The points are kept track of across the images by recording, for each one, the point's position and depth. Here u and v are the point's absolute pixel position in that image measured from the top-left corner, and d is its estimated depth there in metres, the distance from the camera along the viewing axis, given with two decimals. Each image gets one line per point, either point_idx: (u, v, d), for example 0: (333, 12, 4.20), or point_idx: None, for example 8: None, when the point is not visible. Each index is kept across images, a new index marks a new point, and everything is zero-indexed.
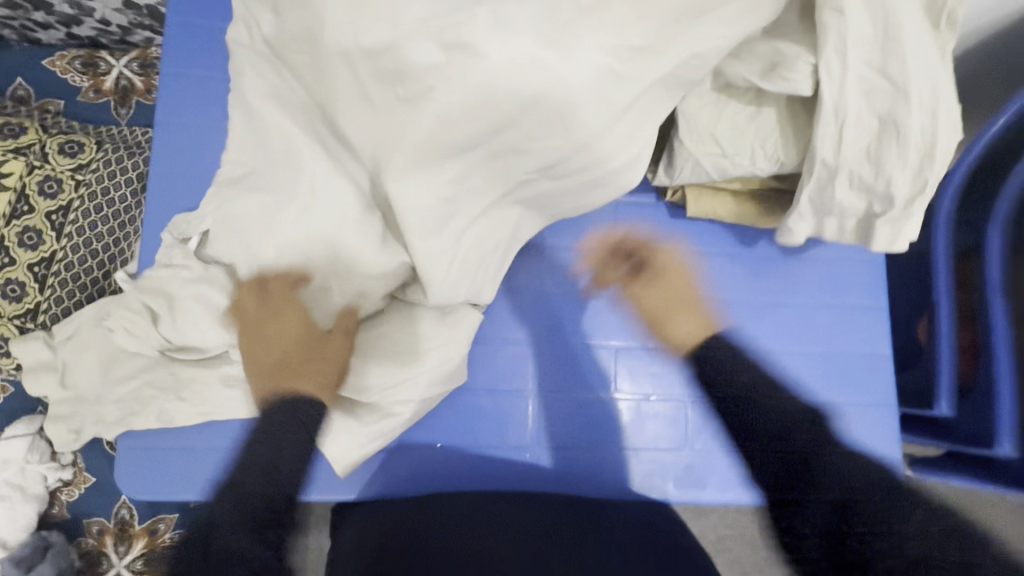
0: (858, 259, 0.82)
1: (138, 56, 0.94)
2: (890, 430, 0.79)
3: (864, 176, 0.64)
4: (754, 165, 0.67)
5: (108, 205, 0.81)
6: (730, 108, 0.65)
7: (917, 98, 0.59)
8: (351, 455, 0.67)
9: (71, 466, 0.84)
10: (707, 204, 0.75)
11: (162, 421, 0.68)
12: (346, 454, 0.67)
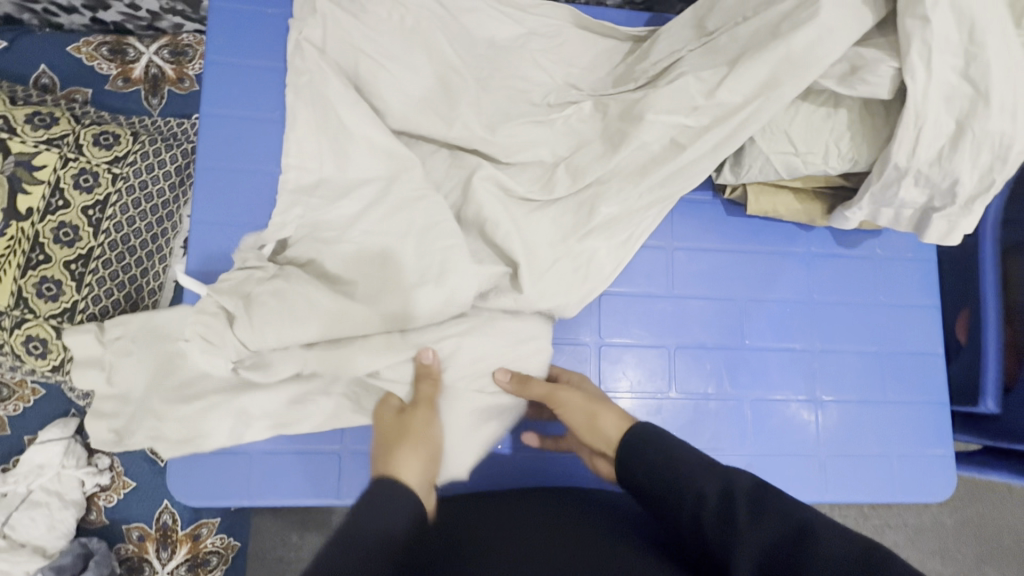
0: (908, 255, 0.83)
1: (168, 43, 0.89)
2: (941, 427, 0.79)
3: (932, 177, 0.61)
4: (826, 164, 0.64)
5: (147, 200, 0.79)
6: (806, 108, 0.64)
7: (999, 103, 0.56)
8: None
9: (108, 470, 0.81)
10: (767, 201, 0.74)
11: (229, 433, 0.65)
12: None
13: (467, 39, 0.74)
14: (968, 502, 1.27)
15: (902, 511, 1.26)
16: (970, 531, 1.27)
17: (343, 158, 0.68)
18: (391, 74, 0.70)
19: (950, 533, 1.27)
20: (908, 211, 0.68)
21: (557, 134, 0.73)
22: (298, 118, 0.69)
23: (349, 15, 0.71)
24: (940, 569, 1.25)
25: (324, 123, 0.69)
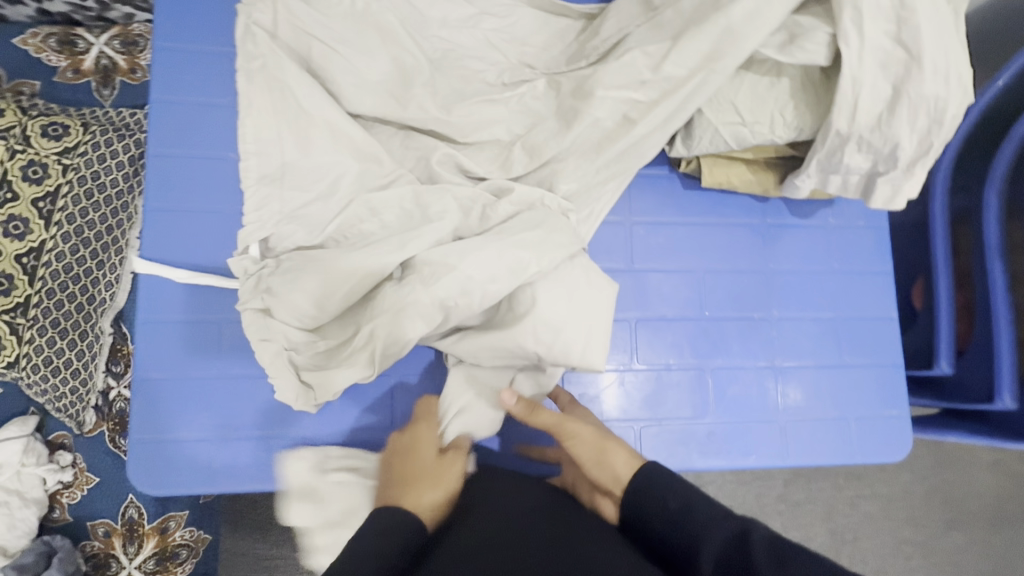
0: (861, 224, 0.85)
1: (118, 33, 0.88)
2: (896, 389, 0.82)
3: (874, 142, 0.63)
4: (773, 133, 0.66)
5: (100, 192, 0.77)
6: (750, 78, 0.65)
7: (932, 66, 0.57)
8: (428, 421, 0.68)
9: (71, 467, 0.80)
10: (721, 173, 0.76)
11: None
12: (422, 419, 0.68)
13: (419, 20, 0.74)
14: (938, 471, 1.30)
15: (873, 482, 1.28)
16: (940, 498, 1.29)
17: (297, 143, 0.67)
18: (343, 56, 0.70)
19: (921, 501, 1.29)
20: (855, 177, 0.69)
21: (512, 114, 0.73)
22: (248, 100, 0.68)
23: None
24: (911, 536, 1.27)
25: (276, 106, 0.68)
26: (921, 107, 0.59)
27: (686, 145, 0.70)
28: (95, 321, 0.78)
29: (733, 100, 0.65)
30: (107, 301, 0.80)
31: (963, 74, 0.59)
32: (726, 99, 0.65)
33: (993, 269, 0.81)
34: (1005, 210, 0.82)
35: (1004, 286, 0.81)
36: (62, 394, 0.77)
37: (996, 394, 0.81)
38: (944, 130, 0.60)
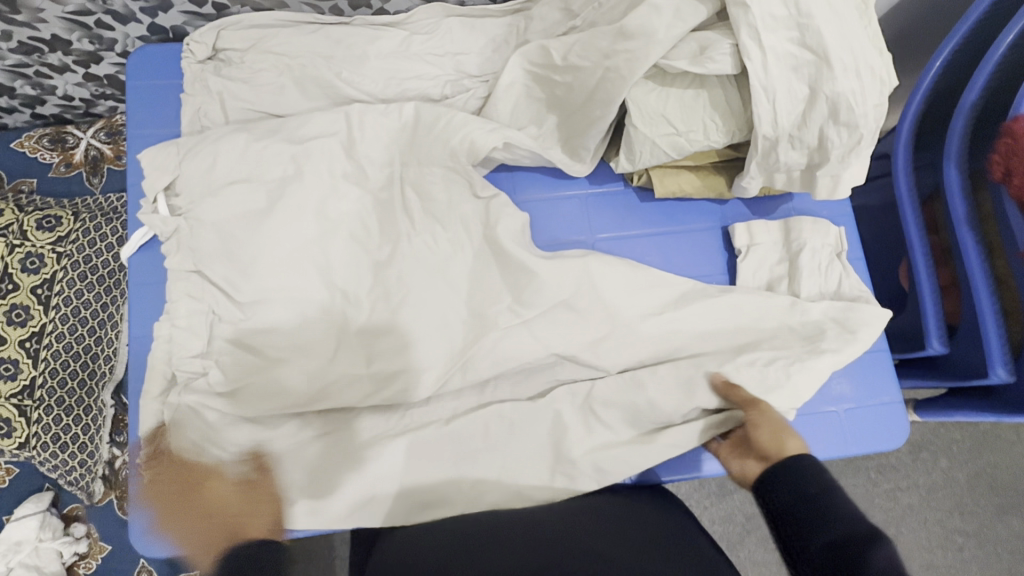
0: (824, 213, 0.85)
1: (104, 125, 0.96)
2: (884, 374, 0.80)
3: (803, 138, 0.65)
4: (707, 139, 0.68)
5: (92, 273, 0.83)
6: (674, 91, 0.68)
7: (841, 64, 0.61)
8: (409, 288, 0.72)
9: (85, 537, 0.84)
10: (671, 183, 0.78)
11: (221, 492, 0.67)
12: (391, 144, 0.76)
13: (363, 78, 0.79)
14: (978, 455, 1.21)
15: (911, 472, 1.20)
16: (985, 483, 1.20)
17: (247, 217, 0.72)
18: (296, 121, 0.76)
19: (963, 488, 1.20)
20: (796, 173, 0.70)
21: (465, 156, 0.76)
22: (211, 149, 0.73)
23: (250, 81, 0.77)
24: (961, 527, 1.18)
25: (241, 149, 0.74)
26: (839, 104, 0.62)
27: (630, 160, 0.73)
28: (97, 395, 0.82)
29: (666, 113, 0.68)
30: (107, 373, 0.83)
31: (875, 67, 0.62)
32: (656, 117, 0.68)
33: (965, 240, 0.80)
34: (967, 181, 0.81)
35: (980, 258, 0.79)
36: (72, 467, 0.81)
37: (988, 368, 0.78)
38: (867, 121, 0.63)
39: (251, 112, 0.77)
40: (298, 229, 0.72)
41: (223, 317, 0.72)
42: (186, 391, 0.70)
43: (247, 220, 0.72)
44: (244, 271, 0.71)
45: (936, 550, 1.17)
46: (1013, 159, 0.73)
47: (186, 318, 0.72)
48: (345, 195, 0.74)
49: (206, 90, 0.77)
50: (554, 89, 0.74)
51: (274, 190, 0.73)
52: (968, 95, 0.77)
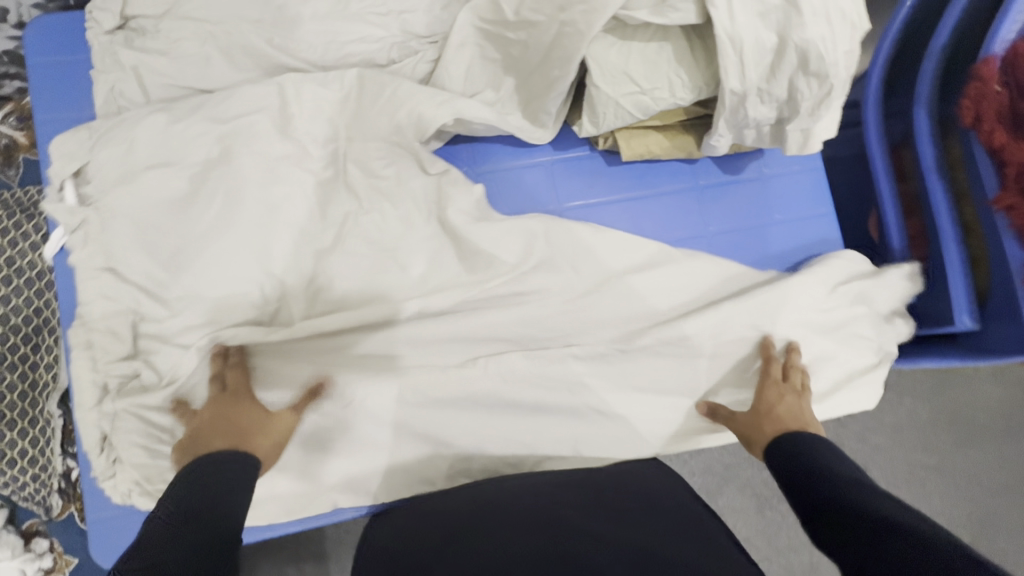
0: (796, 167, 0.82)
1: (14, 108, 0.85)
2: None
3: (772, 91, 0.62)
4: (674, 96, 0.64)
5: (17, 277, 0.76)
6: (636, 46, 0.63)
7: (809, 9, 0.57)
8: (361, 281, 0.68)
9: (48, 552, 0.80)
10: (639, 144, 0.74)
11: None
12: (336, 118, 0.70)
13: (299, 44, 0.71)
14: (941, 393, 1.25)
15: (880, 413, 1.24)
16: (949, 417, 1.25)
17: (166, 206, 0.66)
18: (226, 96, 0.68)
19: (928, 425, 1.25)
20: (766, 128, 0.67)
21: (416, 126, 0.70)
22: (124, 136, 0.66)
23: (169, 52, 0.69)
24: (927, 460, 1.24)
25: (164, 134, 0.66)
26: (809, 54, 0.59)
27: (592, 123, 0.68)
28: (41, 406, 0.77)
29: (629, 68, 0.63)
30: (50, 382, 0.78)
31: (846, 12, 0.58)
32: (618, 74, 0.64)
33: (933, 189, 0.79)
34: (936, 127, 0.79)
35: (947, 205, 0.78)
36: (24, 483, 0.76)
37: (953, 316, 0.78)
38: (838, 70, 0.60)
39: (174, 88, 0.70)
40: (243, 220, 0.66)
41: (148, 317, 0.65)
42: (122, 396, 0.64)
43: (167, 211, 0.66)
44: (166, 265, 0.65)
45: (902, 483, 1.23)
46: (983, 102, 0.71)
47: (107, 320, 0.65)
48: (284, 177, 0.67)
49: (119, 65, 0.69)
50: (509, 48, 0.69)
51: (197, 174, 0.66)
52: (939, 37, 0.75)
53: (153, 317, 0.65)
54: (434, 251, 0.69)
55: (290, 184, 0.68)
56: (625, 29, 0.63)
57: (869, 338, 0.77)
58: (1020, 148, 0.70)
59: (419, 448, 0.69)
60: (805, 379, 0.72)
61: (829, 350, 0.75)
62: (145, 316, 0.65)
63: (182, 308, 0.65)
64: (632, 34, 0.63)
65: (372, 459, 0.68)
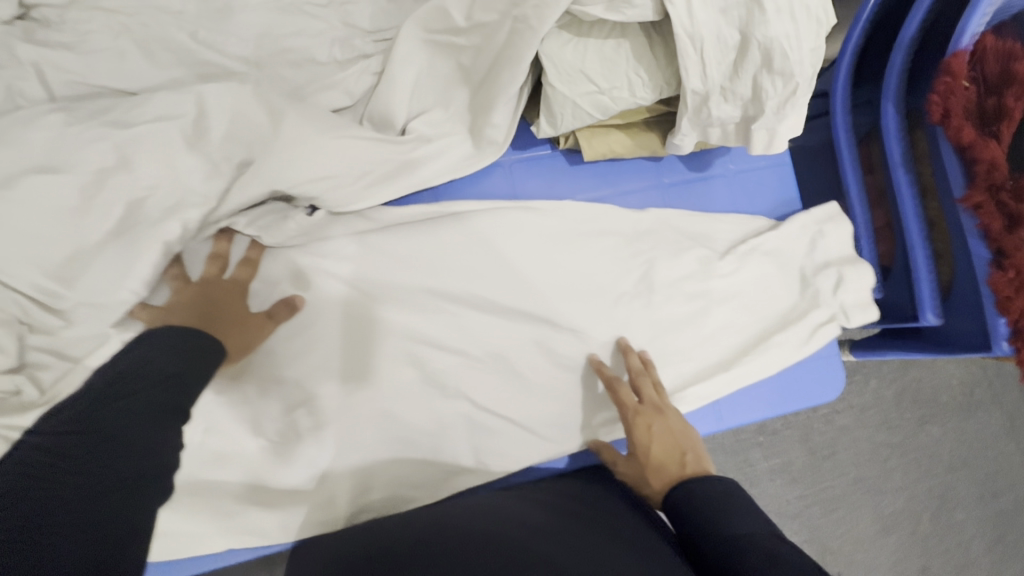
0: (762, 163, 0.81)
1: None
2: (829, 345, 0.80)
3: (737, 90, 0.59)
4: (634, 96, 0.61)
5: None
6: (593, 42, 0.59)
7: (773, 4, 0.54)
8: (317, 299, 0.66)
9: None
10: (600, 143, 0.70)
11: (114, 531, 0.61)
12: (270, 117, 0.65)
13: (226, 38, 0.65)
14: (904, 372, 1.28)
15: (845, 396, 1.26)
16: (910, 398, 1.28)
17: (55, 213, 0.57)
18: (145, 95, 0.63)
19: (891, 405, 1.27)
20: (730, 126, 0.64)
21: (360, 137, 0.65)
22: (12, 132, 0.57)
23: (76, 46, 0.62)
24: (889, 440, 1.26)
25: (58, 134, 0.59)
26: (773, 52, 0.56)
27: (549, 124, 0.64)
28: None
29: (586, 67, 0.60)
30: None
31: (810, 7, 0.56)
32: (575, 73, 0.60)
33: (901, 185, 0.77)
34: (903, 121, 0.77)
35: (914, 202, 0.77)
36: None
37: (919, 313, 0.78)
38: (803, 68, 0.57)
39: (83, 86, 0.63)
40: (170, 230, 0.60)
41: (38, 329, 0.60)
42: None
43: (80, 226, 0.58)
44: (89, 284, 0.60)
45: (866, 463, 1.25)
46: (951, 98, 0.70)
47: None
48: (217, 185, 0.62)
49: (15, 60, 0.61)
50: (458, 56, 0.65)
51: (90, 184, 0.59)
52: (908, 29, 0.72)
53: (46, 328, 0.60)
54: (387, 261, 0.68)
55: (220, 192, 0.62)
56: (582, 25, 0.59)
57: (823, 326, 0.77)
58: (987, 146, 0.68)
59: (375, 459, 0.67)
60: (655, 382, 0.70)
61: (783, 353, 0.76)
62: (35, 326, 0.60)
63: (88, 326, 0.59)
64: (588, 31, 0.59)
65: (324, 474, 0.66)
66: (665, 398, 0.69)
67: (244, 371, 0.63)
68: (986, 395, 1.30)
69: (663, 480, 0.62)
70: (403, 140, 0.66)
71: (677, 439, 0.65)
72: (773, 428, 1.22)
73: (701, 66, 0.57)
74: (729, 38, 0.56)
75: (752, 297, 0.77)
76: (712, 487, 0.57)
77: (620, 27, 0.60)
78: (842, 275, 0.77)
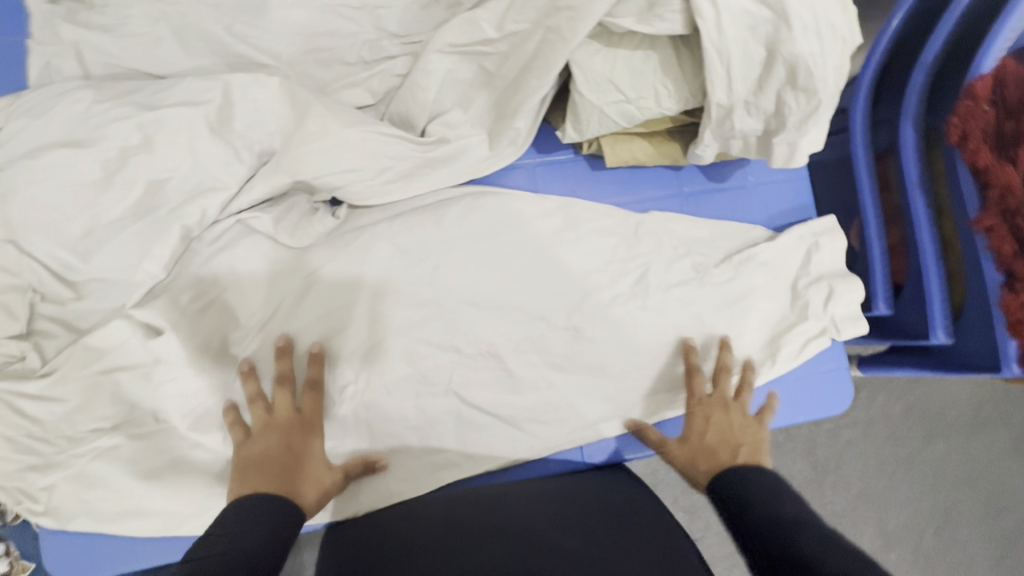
0: (780, 176, 0.82)
1: None
2: (838, 359, 0.81)
3: (759, 104, 0.61)
4: (659, 106, 0.62)
5: None
6: (622, 52, 0.61)
7: (801, 21, 0.55)
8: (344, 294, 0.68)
9: (7, 556, 0.77)
10: (623, 151, 0.72)
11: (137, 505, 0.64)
12: None
13: (261, 31, 0.67)
14: (910, 390, 1.28)
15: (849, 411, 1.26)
16: (916, 416, 1.28)
17: (71, 188, 0.60)
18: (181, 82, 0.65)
19: (896, 422, 1.27)
20: (751, 138, 0.65)
21: (383, 137, 0.65)
22: (45, 109, 0.60)
23: (116, 32, 0.64)
24: (893, 456, 1.27)
25: (85, 112, 0.61)
26: (797, 69, 0.57)
27: (574, 131, 0.66)
28: None
29: (614, 76, 0.61)
30: None
31: (837, 26, 0.57)
32: (603, 81, 0.61)
33: (916, 204, 0.79)
34: (921, 141, 0.79)
35: (928, 222, 0.78)
36: None
37: (929, 331, 0.79)
38: (826, 85, 0.58)
39: (121, 71, 0.65)
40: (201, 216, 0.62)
41: (48, 296, 0.63)
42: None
43: (116, 206, 0.61)
44: (121, 264, 0.62)
45: (869, 478, 1.26)
46: (970, 121, 0.71)
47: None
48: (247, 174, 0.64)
49: (60, 40, 0.64)
50: (482, 62, 0.65)
51: (112, 160, 0.60)
52: (929, 52, 0.74)
53: (56, 297, 0.63)
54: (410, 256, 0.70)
55: (250, 181, 0.64)
56: (612, 36, 0.61)
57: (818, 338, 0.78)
58: (1004, 170, 0.69)
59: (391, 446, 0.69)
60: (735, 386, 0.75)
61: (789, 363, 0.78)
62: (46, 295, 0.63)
63: (98, 299, 0.63)
64: (618, 41, 0.61)
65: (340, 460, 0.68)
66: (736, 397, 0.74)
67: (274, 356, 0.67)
68: (995, 415, 1.29)
69: (717, 464, 0.66)
70: (428, 140, 0.68)
71: (734, 436, 0.69)
72: (776, 439, 1.24)
73: (726, 79, 0.58)
74: (755, 52, 0.58)
75: (750, 300, 0.78)
76: (768, 480, 0.59)
77: (648, 38, 0.61)
78: (832, 289, 0.77)
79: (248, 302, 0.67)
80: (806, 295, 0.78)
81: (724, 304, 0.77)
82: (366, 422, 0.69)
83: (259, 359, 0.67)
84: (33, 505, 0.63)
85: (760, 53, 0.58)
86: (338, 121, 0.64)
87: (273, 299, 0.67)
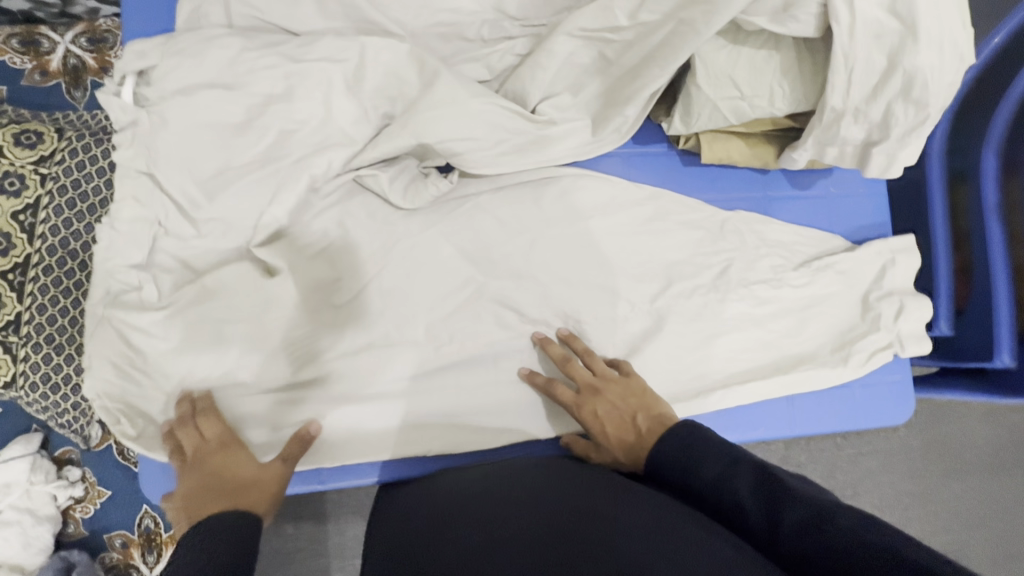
0: (861, 190, 0.85)
1: (85, 31, 0.90)
2: (901, 372, 0.83)
3: (869, 112, 0.64)
4: (771, 106, 0.66)
5: (81, 201, 0.76)
6: (746, 51, 0.64)
7: (926, 36, 0.58)
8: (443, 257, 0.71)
9: (81, 482, 0.83)
10: (720, 148, 0.75)
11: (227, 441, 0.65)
12: None
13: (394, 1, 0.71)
14: (940, 422, 1.29)
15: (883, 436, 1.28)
16: (949, 450, 1.29)
17: (213, 128, 0.64)
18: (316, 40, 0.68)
19: (922, 453, 1.28)
20: (851, 147, 0.68)
21: (503, 110, 0.69)
22: (196, 51, 0.64)
23: None
24: (916, 487, 1.27)
25: (232, 59, 0.64)
26: (915, 81, 0.60)
27: (681, 123, 0.70)
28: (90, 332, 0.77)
29: (733, 73, 0.65)
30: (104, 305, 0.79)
31: (957, 44, 0.59)
32: (722, 77, 0.65)
33: (992, 229, 0.83)
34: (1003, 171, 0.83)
35: (1003, 247, 0.83)
36: (64, 409, 0.76)
37: (995, 353, 0.81)
38: (938, 100, 0.61)
39: (260, 25, 0.69)
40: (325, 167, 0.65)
41: (170, 232, 0.65)
42: (116, 305, 0.64)
43: (247, 148, 0.64)
44: (244, 204, 0.65)
45: (889, 507, 1.25)
46: None
47: (128, 223, 0.65)
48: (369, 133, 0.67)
49: None
50: (604, 48, 0.69)
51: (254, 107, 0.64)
52: (1020, 85, 0.80)
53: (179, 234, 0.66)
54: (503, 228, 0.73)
55: (371, 140, 0.67)
56: (739, 34, 0.64)
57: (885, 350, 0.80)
58: None
59: (467, 412, 0.71)
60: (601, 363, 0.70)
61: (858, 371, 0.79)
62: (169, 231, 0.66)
63: (217, 238, 0.66)
64: (743, 39, 0.64)
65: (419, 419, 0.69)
66: (602, 375, 0.69)
67: (362, 312, 0.68)
68: (1016, 457, 1.30)
69: (628, 442, 0.62)
70: (539, 117, 0.71)
71: (623, 410, 0.65)
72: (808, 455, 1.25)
73: (844, 85, 0.61)
74: (875, 62, 0.61)
75: (822, 306, 0.80)
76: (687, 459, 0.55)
77: (773, 40, 0.64)
78: (903, 303, 0.79)
79: (351, 257, 0.68)
80: (879, 307, 0.80)
81: (799, 306, 0.79)
82: (448, 387, 0.70)
83: (350, 314, 0.69)
84: (128, 428, 0.65)
85: (880, 63, 0.61)
86: (465, 91, 0.67)
87: (376, 256, 0.69)
